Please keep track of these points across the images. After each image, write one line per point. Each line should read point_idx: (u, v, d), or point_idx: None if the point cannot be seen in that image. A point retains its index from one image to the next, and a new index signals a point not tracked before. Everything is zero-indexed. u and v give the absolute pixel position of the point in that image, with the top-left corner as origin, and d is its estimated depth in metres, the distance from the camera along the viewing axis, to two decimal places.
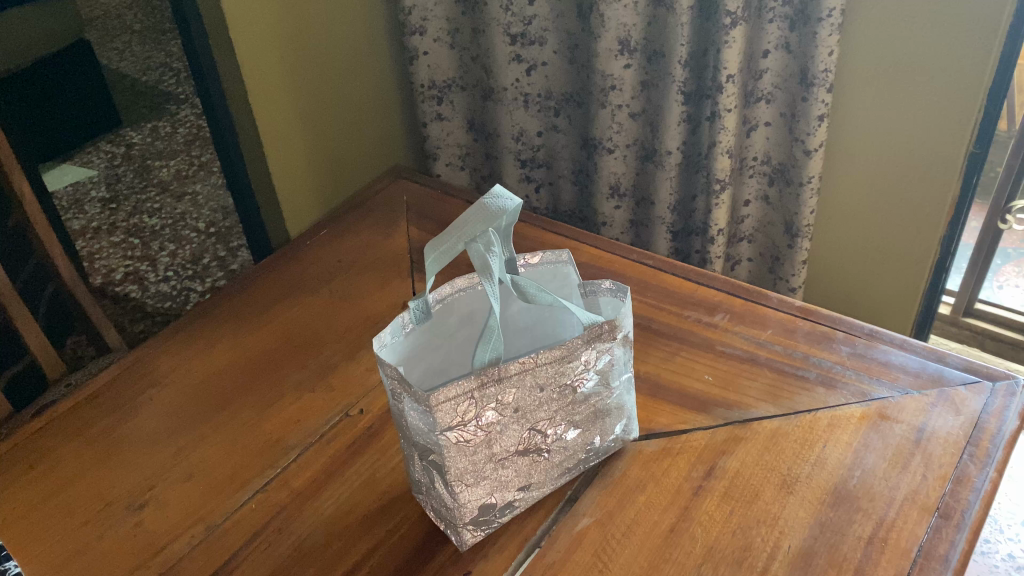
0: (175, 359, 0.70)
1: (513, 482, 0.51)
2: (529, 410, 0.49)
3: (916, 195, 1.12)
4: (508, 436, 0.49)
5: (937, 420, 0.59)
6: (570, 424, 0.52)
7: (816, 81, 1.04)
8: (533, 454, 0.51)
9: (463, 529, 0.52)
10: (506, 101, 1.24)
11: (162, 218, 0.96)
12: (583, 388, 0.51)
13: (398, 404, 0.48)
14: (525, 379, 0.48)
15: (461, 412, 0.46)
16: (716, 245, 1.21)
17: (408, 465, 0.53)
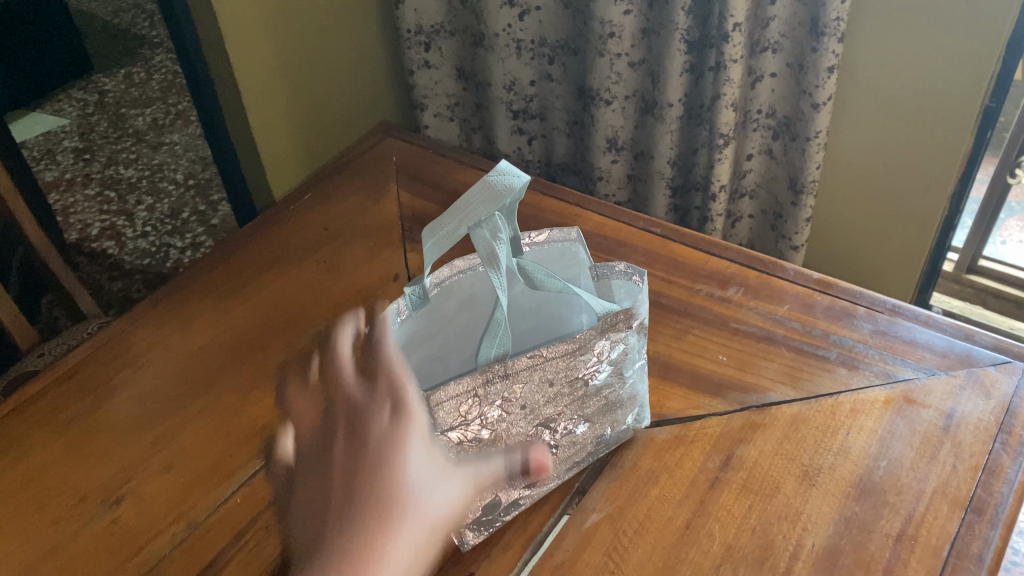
0: (152, 336, 0.65)
1: (519, 479, 0.48)
2: (534, 406, 0.46)
3: (926, 150, 1.08)
4: (514, 434, 0.46)
5: (966, 404, 0.55)
6: (580, 418, 0.49)
7: (826, 30, 0.98)
8: (540, 451, 0.48)
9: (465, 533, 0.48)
10: (498, 49, 1.17)
11: (138, 168, 1.08)
12: (593, 381, 0.48)
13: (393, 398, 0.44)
14: (534, 375, 0.45)
15: (462, 412, 0.43)
16: (717, 202, 1.16)
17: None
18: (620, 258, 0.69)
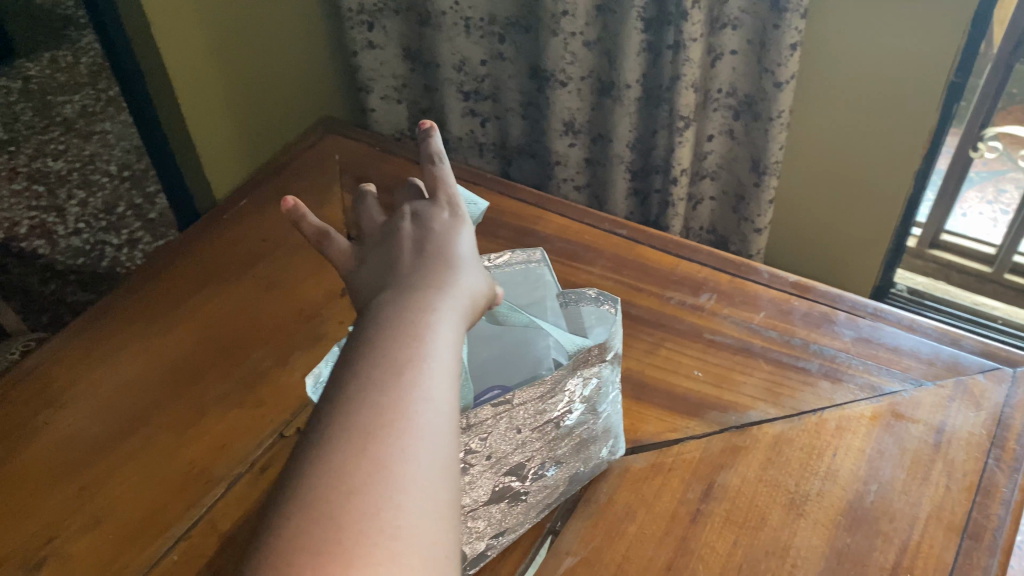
0: (76, 369, 0.60)
1: (485, 531, 0.44)
2: (501, 455, 0.42)
3: (891, 125, 1.05)
4: (478, 486, 0.42)
5: (956, 417, 0.52)
6: (550, 460, 0.44)
7: (789, 5, 0.94)
8: (508, 499, 0.44)
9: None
10: (446, 28, 1.10)
11: (67, 159, 1.09)
12: (564, 421, 0.43)
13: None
14: (500, 423, 0.40)
15: None
16: (679, 186, 1.12)
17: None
18: (586, 264, 0.65)
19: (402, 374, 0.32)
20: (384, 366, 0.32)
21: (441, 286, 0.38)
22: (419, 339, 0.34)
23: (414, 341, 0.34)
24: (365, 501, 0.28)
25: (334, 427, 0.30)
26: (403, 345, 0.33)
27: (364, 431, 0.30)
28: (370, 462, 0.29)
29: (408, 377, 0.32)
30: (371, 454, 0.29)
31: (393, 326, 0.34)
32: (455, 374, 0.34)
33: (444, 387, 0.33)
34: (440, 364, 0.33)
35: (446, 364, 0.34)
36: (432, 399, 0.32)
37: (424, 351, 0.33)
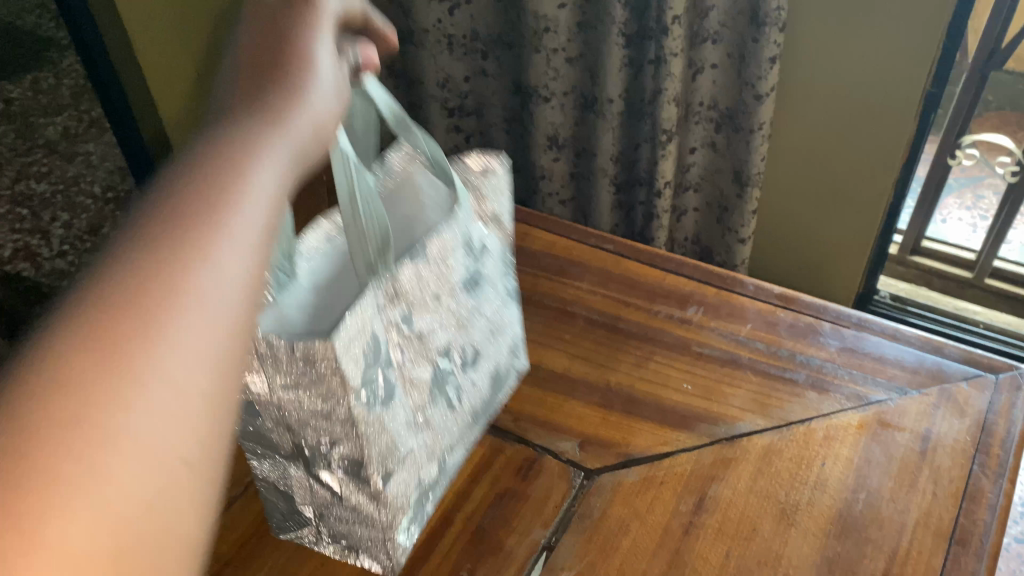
0: None
1: (431, 448, 0.46)
2: (430, 334, 0.45)
3: (870, 134, 1.06)
4: (413, 365, 0.44)
5: (942, 424, 0.53)
6: (466, 343, 0.49)
7: (767, 19, 0.95)
8: (438, 402, 0.47)
9: (395, 554, 0.45)
10: (428, 44, 1.12)
11: (50, 184, 1.37)
12: (474, 299, 0.49)
13: (265, 390, 0.40)
14: (417, 284, 0.44)
15: (366, 357, 0.39)
16: (663, 198, 1.13)
17: (286, 492, 0.46)
18: (573, 279, 0.66)
19: (219, 197, 0.29)
20: (202, 186, 0.29)
21: (295, 92, 0.34)
22: (249, 162, 0.30)
23: (242, 164, 0.30)
24: (150, 328, 0.25)
25: (132, 241, 0.27)
26: (227, 165, 0.30)
27: (164, 252, 0.27)
28: (164, 287, 0.26)
29: (226, 203, 0.29)
30: (165, 278, 0.26)
31: (223, 142, 0.31)
32: (275, 208, 0.31)
33: (261, 221, 0.30)
34: (263, 195, 0.30)
35: (270, 195, 0.31)
36: (242, 232, 0.29)
37: (249, 175, 0.30)
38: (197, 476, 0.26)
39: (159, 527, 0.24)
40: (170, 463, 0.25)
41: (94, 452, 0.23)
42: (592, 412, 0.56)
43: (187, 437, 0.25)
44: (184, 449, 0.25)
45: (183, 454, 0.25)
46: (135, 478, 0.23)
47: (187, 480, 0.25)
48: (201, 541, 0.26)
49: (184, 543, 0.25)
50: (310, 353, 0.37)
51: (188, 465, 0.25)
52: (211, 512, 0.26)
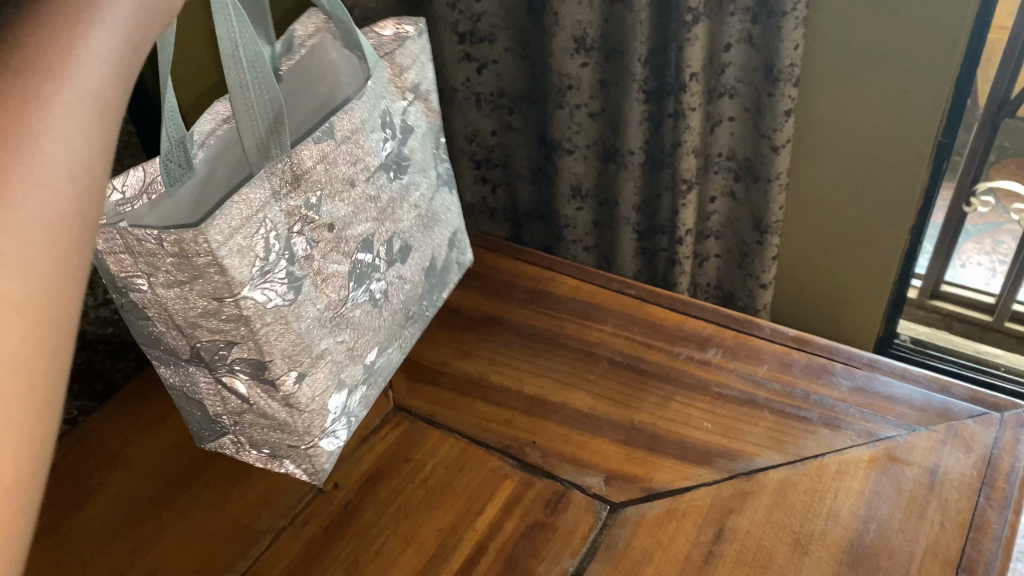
0: (128, 436, 0.65)
1: (337, 351, 0.52)
2: (339, 231, 0.51)
3: (884, 183, 1.10)
4: (328, 256, 0.51)
5: (949, 458, 0.56)
6: (369, 241, 0.55)
7: (781, 75, 1.00)
8: (342, 303, 0.53)
9: (317, 462, 0.53)
10: (458, 102, 1.18)
11: None
12: (381, 198, 0.56)
13: (150, 295, 0.44)
14: (321, 171, 0.49)
15: (262, 250, 0.45)
16: (684, 245, 1.17)
17: (197, 399, 0.51)
18: (597, 323, 0.70)
19: (48, 62, 0.28)
20: (33, 49, 0.28)
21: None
22: (76, 29, 0.30)
23: (73, 31, 0.30)
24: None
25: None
26: (58, 28, 0.29)
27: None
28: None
29: (56, 71, 0.28)
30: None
31: (54, 1, 0.30)
32: (108, 78, 0.31)
33: (92, 92, 0.30)
34: (93, 65, 0.30)
35: (99, 65, 0.30)
36: (73, 99, 0.28)
37: (76, 41, 0.30)
38: (38, 371, 0.25)
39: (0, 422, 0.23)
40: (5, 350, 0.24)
41: None
42: (618, 450, 0.59)
43: (22, 325, 0.25)
44: (20, 340, 0.24)
45: (20, 340, 0.24)
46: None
47: (27, 374, 0.24)
48: (50, 440, 0.25)
49: (28, 451, 0.24)
50: (188, 248, 0.42)
51: (25, 358, 0.24)
52: (57, 407, 0.26)
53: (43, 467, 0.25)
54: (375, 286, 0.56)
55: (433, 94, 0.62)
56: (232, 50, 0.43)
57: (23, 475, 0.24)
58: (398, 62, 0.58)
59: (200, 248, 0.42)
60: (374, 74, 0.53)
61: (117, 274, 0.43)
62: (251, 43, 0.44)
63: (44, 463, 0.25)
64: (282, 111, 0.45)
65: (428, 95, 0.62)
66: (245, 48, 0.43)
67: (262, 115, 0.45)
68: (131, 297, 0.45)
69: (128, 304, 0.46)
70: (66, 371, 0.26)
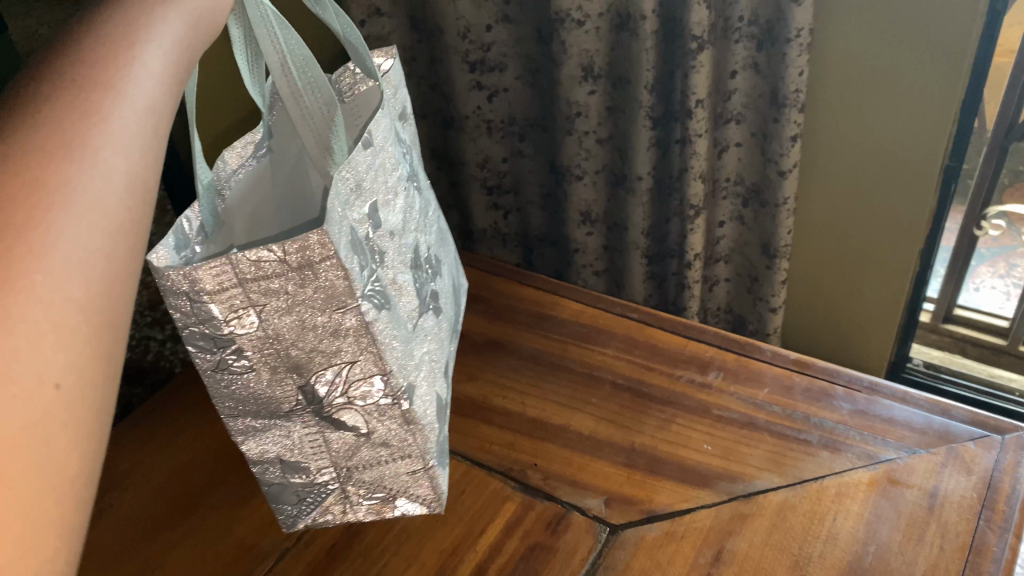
0: (137, 458, 0.66)
1: (422, 365, 0.52)
2: (398, 239, 0.51)
3: (892, 207, 1.10)
4: (393, 267, 0.50)
5: (949, 481, 0.56)
6: (417, 251, 0.55)
7: (786, 101, 1.00)
8: (413, 318, 0.52)
9: (434, 484, 0.53)
10: (469, 129, 1.19)
11: None
12: (415, 210, 0.56)
13: (261, 329, 0.44)
14: (379, 174, 0.48)
15: (358, 256, 0.44)
16: (693, 269, 1.17)
17: (298, 463, 0.50)
18: (600, 346, 0.71)
19: (104, 80, 0.29)
20: (90, 65, 0.29)
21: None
22: (130, 48, 0.31)
23: (128, 49, 0.31)
24: (46, 218, 0.25)
25: (47, 90, 0.28)
26: (114, 47, 0.31)
27: (61, 131, 0.27)
28: (59, 162, 0.26)
29: (113, 86, 0.30)
30: (59, 153, 0.26)
31: (111, 31, 0.31)
32: (162, 93, 0.32)
33: (146, 106, 0.31)
34: (146, 81, 0.31)
35: (152, 80, 0.32)
36: (129, 112, 0.30)
37: (131, 59, 0.31)
38: (85, 381, 0.26)
39: (53, 430, 0.24)
40: (59, 358, 0.24)
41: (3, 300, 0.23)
42: (618, 471, 0.60)
43: (76, 333, 0.25)
44: (73, 347, 0.25)
45: (73, 349, 0.25)
46: (29, 374, 0.23)
47: (77, 383, 0.25)
48: (91, 448, 0.26)
49: (73, 458, 0.25)
50: (311, 254, 0.40)
51: (77, 366, 0.25)
52: (102, 416, 0.27)
53: (85, 474, 0.25)
54: (431, 298, 0.57)
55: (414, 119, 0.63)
56: (280, 62, 0.45)
57: (69, 480, 0.24)
58: (392, 80, 0.58)
59: (324, 253, 0.41)
60: (383, 90, 0.53)
61: (210, 326, 0.43)
62: (297, 49, 0.46)
63: (87, 469, 0.26)
64: (338, 110, 0.47)
65: (411, 119, 0.63)
66: (293, 56, 0.45)
67: (321, 119, 0.47)
68: (234, 344, 0.44)
69: (217, 363, 0.45)
70: (109, 384, 0.27)
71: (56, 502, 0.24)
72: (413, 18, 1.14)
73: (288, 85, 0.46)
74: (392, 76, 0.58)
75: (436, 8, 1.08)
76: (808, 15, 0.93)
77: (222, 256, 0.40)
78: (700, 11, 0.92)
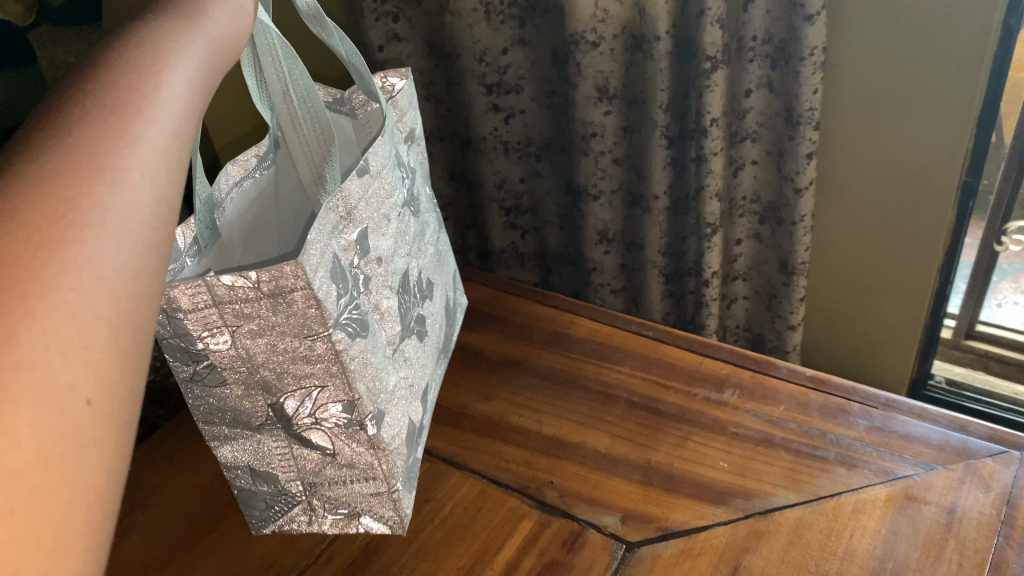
0: (160, 477, 0.67)
1: (398, 391, 0.53)
2: (385, 264, 0.52)
3: (910, 222, 1.10)
4: (377, 292, 0.51)
5: (968, 498, 0.56)
6: (406, 274, 0.56)
7: (801, 119, 1.00)
8: (394, 343, 0.53)
9: (399, 507, 0.54)
10: (486, 151, 1.21)
11: None
12: (409, 234, 0.57)
13: (233, 349, 0.45)
14: (366, 204, 0.49)
15: (338, 287, 0.45)
16: (711, 287, 1.17)
17: (267, 473, 0.53)
18: (615, 364, 0.71)
19: (134, 100, 0.30)
20: (121, 87, 0.30)
21: (194, 18, 0.36)
22: (159, 70, 0.32)
23: (158, 72, 0.32)
24: (78, 240, 0.26)
25: (80, 112, 0.29)
26: (143, 69, 0.32)
27: (91, 154, 0.28)
28: (89, 184, 0.27)
29: (141, 108, 0.30)
30: (91, 176, 0.27)
31: (139, 53, 0.32)
32: (186, 116, 0.33)
33: (172, 128, 0.32)
34: (173, 103, 0.32)
35: (179, 103, 0.32)
36: (155, 135, 0.31)
37: (160, 81, 0.32)
38: (115, 395, 0.27)
39: (84, 444, 0.25)
40: (87, 376, 0.25)
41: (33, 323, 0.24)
42: (634, 489, 0.60)
43: (104, 351, 0.26)
44: (103, 364, 0.26)
45: (102, 367, 0.26)
46: (63, 389, 0.24)
47: (107, 396, 0.26)
48: (119, 459, 0.27)
49: (102, 469, 0.26)
50: (283, 284, 0.42)
51: (107, 380, 0.26)
52: (129, 427, 0.28)
53: (112, 485, 0.26)
54: (418, 322, 0.58)
55: (424, 140, 0.65)
56: (283, 89, 0.47)
57: (98, 490, 0.26)
58: (399, 105, 0.60)
59: (297, 283, 0.42)
60: (388, 118, 0.55)
61: (186, 339, 0.44)
62: (301, 79, 0.47)
63: (114, 479, 0.27)
64: (334, 140, 0.49)
65: (420, 139, 0.65)
66: (296, 86, 0.47)
67: (315, 145, 0.50)
68: (208, 359, 0.46)
69: (193, 373, 0.47)
70: (134, 398, 0.28)
71: (82, 514, 0.25)
72: (430, 42, 1.16)
73: (288, 110, 0.48)
74: (398, 101, 0.60)
75: (453, 32, 1.09)
76: (821, 33, 0.94)
77: (200, 280, 0.41)
78: (713, 31, 0.93)
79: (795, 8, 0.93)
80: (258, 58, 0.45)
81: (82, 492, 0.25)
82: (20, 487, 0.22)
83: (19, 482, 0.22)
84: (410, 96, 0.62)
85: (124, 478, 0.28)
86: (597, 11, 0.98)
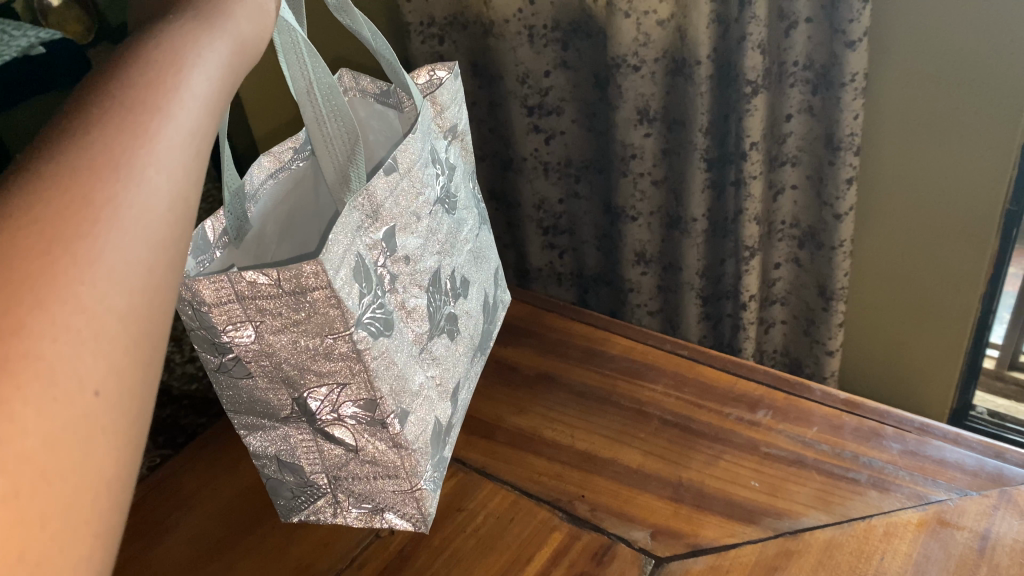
0: (200, 480, 0.69)
1: (423, 391, 0.54)
2: (415, 263, 0.54)
3: (950, 251, 1.09)
4: (408, 287, 0.53)
5: (1001, 525, 0.55)
6: (438, 272, 0.57)
7: (842, 144, 1.00)
8: (422, 344, 0.55)
9: (422, 505, 0.55)
10: (527, 171, 1.22)
11: None
12: (441, 231, 0.58)
13: (257, 343, 0.47)
14: (393, 201, 0.51)
15: (363, 287, 0.46)
16: (748, 310, 1.17)
17: (292, 463, 0.55)
18: (649, 382, 0.72)
19: (153, 100, 0.32)
20: (141, 87, 0.32)
21: (214, 21, 0.38)
22: (179, 71, 0.34)
23: (178, 72, 0.34)
24: (92, 234, 0.27)
25: (103, 110, 0.31)
26: (163, 71, 0.34)
27: (107, 152, 0.29)
28: (104, 182, 0.29)
29: (160, 107, 0.32)
30: (106, 172, 0.29)
31: (163, 56, 0.34)
32: (207, 114, 0.35)
33: (192, 127, 0.33)
34: (194, 104, 0.34)
35: (199, 103, 0.34)
36: (173, 131, 0.32)
37: (179, 82, 0.34)
38: (125, 386, 0.28)
39: (93, 432, 0.26)
40: (97, 366, 0.26)
41: (37, 313, 0.25)
42: (665, 505, 0.61)
43: (115, 342, 0.27)
44: (112, 354, 0.27)
45: (112, 358, 0.27)
46: (71, 378, 0.25)
47: (115, 388, 0.27)
48: (129, 448, 0.28)
49: (109, 458, 0.27)
50: (304, 281, 0.43)
51: (115, 372, 0.27)
52: (140, 417, 0.29)
53: (123, 473, 0.27)
54: (449, 321, 0.59)
55: (468, 134, 0.66)
56: (308, 88, 0.49)
57: (108, 480, 0.27)
58: (439, 100, 0.62)
59: (317, 283, 0.43)
60: (422, 112, 0.56)
61: (211, 332, 0.47)
62: (325, 78, 0.49)
63: (125, 469, 0.28)
64: (360, 140, 0.50)
65: (463, 133, 0.66)
66: (320, 84, 0.49)
67: (340, 145, 0.50)
68: (233, 352, 0.48)
69: (220, 364, 0.49)
70: (146, 393, 0.29)
71: (92, 501, 0.26)
72: (475, 64, 1.19)
73: (313, 110, 0.49)
74: (437, 96, 0.62)
75: (497, 54, 1.11)
76: (863, 59, 0.94)
77: (222, 274, 0.43)
78: (754, 56, 0.94)
79: (837, 35, 0.93)
80: (285, 57, 0.48)
81: (95, 482, 0.26)
82: (27, 472, 0.23)
83: (26, 467, 0.23)
84: (453, 93, 0.63)
85: (136, 472, 0.29)
86: (639, 35, 0.99)
